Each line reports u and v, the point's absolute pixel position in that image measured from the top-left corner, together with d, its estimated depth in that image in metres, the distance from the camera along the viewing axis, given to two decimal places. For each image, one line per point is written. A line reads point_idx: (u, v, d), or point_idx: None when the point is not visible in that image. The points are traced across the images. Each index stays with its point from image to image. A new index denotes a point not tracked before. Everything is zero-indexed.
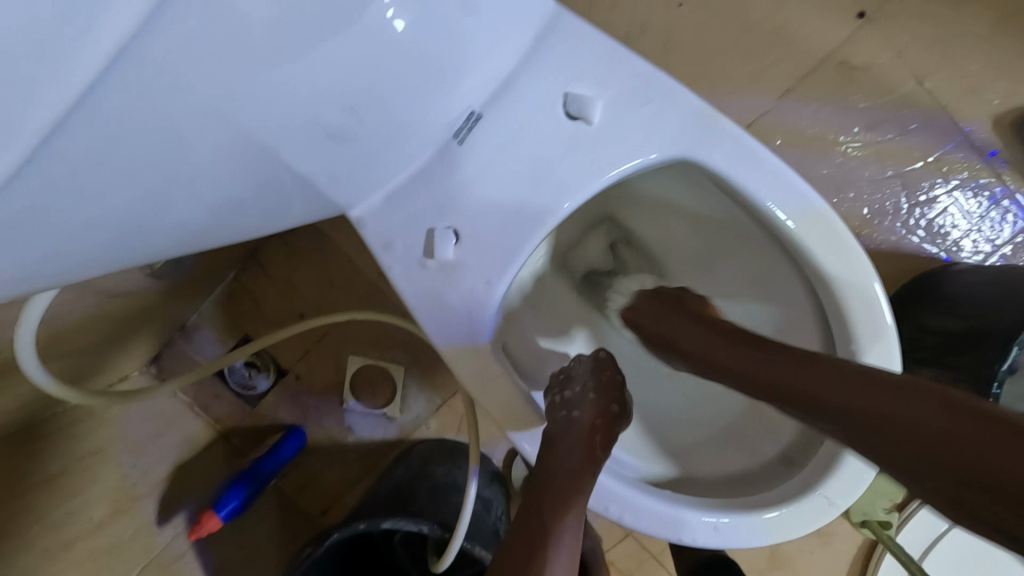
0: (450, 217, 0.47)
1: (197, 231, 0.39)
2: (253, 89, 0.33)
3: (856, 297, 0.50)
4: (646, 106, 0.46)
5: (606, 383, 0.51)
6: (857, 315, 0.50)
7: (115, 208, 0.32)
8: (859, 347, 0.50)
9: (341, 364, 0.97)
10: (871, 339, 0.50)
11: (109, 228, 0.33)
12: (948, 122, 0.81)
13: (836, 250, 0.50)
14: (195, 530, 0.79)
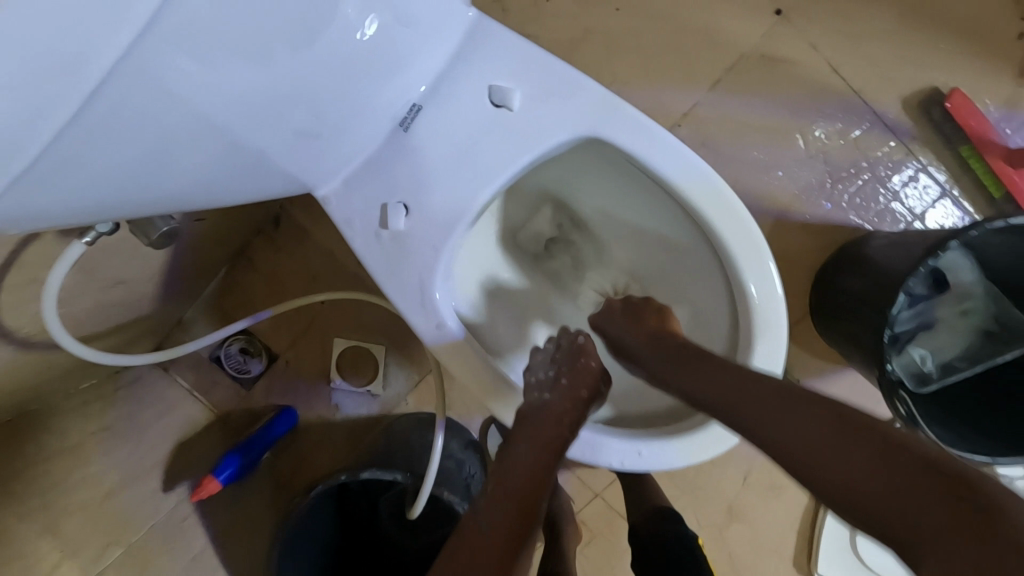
0: (400, 193, 0.56)
1: (191, 200, 0.47)
2: (235, 97, 0.41)
3: (747, 249, 0.59)
4: (558, 94, 0.55)
5: (578, 368, 0.59)
6: (747, 264, 0.59)
7: (123, 179, 0.39)
8: (750, 291, 0.59)
9: (326, 347, 1.05)
10: (760, 283, 0.58)
11: (128, 196, 0.41)
12: (861, 104, 0.91)
13: (726, 210, 0.59)
14: (196, 492, 0.87)
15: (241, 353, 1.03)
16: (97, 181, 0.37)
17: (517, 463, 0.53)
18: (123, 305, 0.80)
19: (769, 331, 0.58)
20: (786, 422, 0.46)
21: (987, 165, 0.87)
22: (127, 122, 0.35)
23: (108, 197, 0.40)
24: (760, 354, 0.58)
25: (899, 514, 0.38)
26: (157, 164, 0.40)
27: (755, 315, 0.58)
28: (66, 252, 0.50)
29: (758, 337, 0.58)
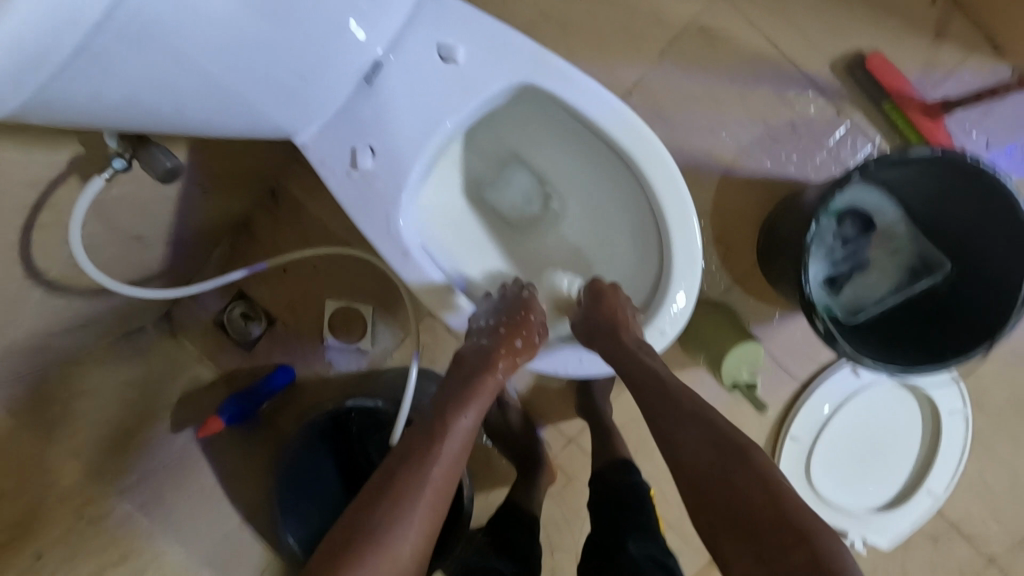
0: (366, 138, 0.66)
1: (184, 128, 0.57)
2: (215, 48, 0.49)
3: (665, 176, 0.67)
4: (497, 51, 0.65)
5: (514, 321, 0.70)
6: (663, 187, 0.68)
7: (123, 104, 0.48)
8: (665, 211, 0.68)
9: (320, 309, 1.15)
10: (675, 204, 0.68)
11: (128, 118, 0.51)
12: (792, 69, 1.00)
13: (643, 143, 0.67)
14: (202, 430, 0.97)
15: (242, 317, 1.13)
16: (100, 102, 0.47)
17: (455, 406, 0.66)
18: (141, 265, 0.91)
19: (685, 253, 0.68)
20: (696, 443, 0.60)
21: (907, 119, 0.96)
22: (123, 60, 0.44)
23: (111, 116, 0.49)
24: (678, 270, 0.68)
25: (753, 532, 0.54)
26: (149, 96, 0.49)
27: (673, 240, 0.68)
28: (88, 187, 0.60)
29: (675, 248, 0.68)
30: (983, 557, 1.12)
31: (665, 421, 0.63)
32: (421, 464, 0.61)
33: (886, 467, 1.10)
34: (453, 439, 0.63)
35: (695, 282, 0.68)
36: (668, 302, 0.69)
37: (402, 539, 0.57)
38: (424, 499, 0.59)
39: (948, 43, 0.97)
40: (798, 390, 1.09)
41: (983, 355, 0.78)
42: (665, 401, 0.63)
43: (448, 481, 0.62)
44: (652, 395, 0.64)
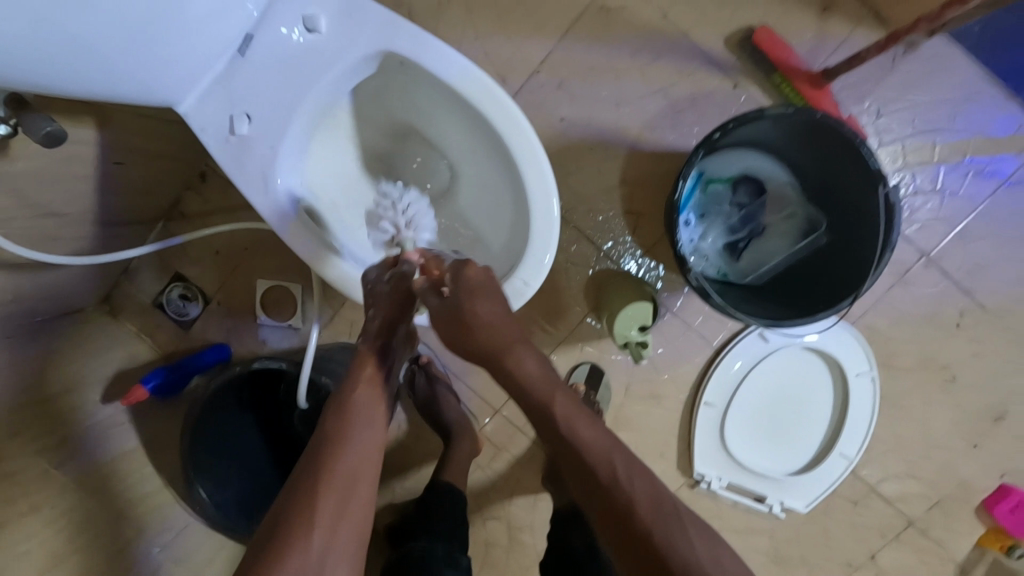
0: (243, 106, 0.71)
1: (71, 92, 0.60)
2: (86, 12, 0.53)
3: (518, 134, 0.73)
4: (361, 23, 0.71)
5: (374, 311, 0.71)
6: (517, 144, 0.73)
7: (16, 67, 0.52)
8: (523, 168, 0.73)
9: (253, 289, 1.21)
10: (530, 161, 0.73)
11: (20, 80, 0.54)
12: (689, 44, 1.05)
13: (495, 103, 0.73)
14: (126, 398, 1.01)
15: (181, 298, 1.20)
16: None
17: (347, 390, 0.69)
18: (69, 242, 0.96)
19: (542, 209, 0.74)
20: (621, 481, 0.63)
21: (795, 88, 1.01)
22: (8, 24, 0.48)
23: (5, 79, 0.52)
24: (537, 231, 0.74)
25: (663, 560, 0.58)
26: (34, 59, 0.52)
27: (531, 197, 0.74)
28: None
29: (533, 203, 0.74)
30: (903, 519, 1.14)
31: (580, 461, 0.64)
32: (322, 455, 0.62)
33: (800, 431, 1.13)
34: (358, 426, 0.65)
35: (553, 234, 0.74)
36: (530, 255, 0.74)
37: (308, 532, 0.57)
38: (328, 484, 0.60)
39: (835, 15, 1.02)
40: (710, 356, 1.12)
41: (848, 309, 0.81)
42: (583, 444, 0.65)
43: (357, 466, 0.63)
44: (591, 480, 0.64)
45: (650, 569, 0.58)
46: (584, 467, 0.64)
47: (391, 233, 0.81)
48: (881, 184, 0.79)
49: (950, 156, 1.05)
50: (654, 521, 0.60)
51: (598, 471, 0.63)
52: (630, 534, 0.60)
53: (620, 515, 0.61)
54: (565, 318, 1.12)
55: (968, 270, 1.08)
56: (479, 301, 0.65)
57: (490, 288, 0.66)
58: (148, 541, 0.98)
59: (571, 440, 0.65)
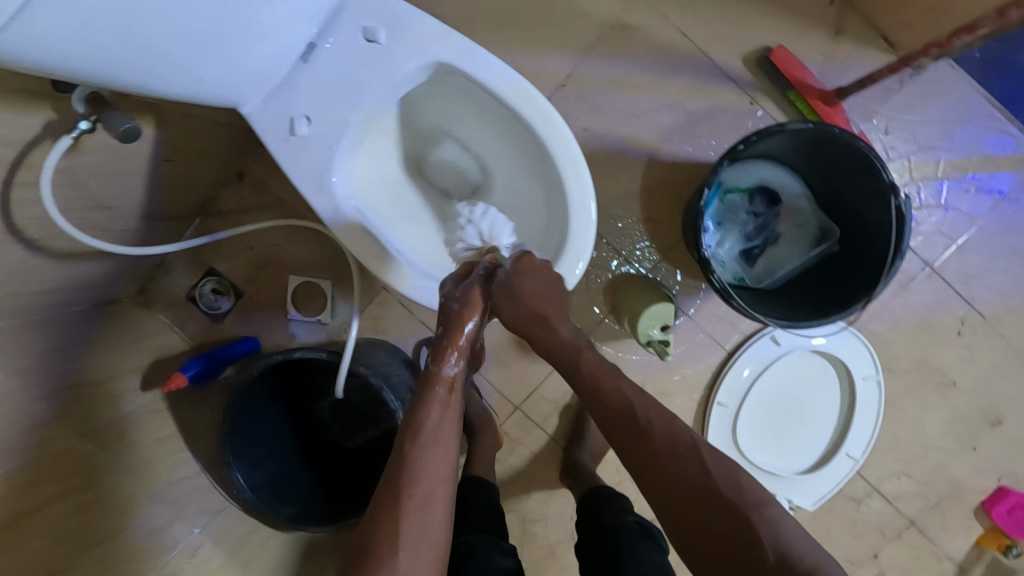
0: (302, 108, 0.77)
1: (149, 90, 0.66)
2: (167, 18, 0.58)
3: (556, 137, 0.78)
4: (414, 34, 0.76)
5: (445, 327, 0.76)
6: (554, 147, 0.78)
7: (100, 63, 0.57)
8: (561, 171, 0.79)
9: (284, 284, 1.25)
10: (568, 163, 0.79)
11: (103, 76, 0.59)
12: (707, 62, 1.11)
13: (534, 107, 0.78)
14: (167, 385, 1.05)
15: (213, 292, 1.24)
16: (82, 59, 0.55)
17: (421, 407, 0.73)
18: (115, 233, 1.00)
19: (580, 214, 0.79)
20: (643, 422, 0.73)
21: (809, 105, 1.06)
22: (98, 23, 0.53)
23: (92, 73, 0.58)
24: (574, 235, 0.79)
25: (681, 491, 0.69)
26: (119, 57, 0.58)
27: (570, 201, 0.79)
28: (58, 145, 0.70)
29: (571, 203, 0.79)
30: (904, 518, 1.19)
31: (606, 407, 0.75)
32: (395, 475, 0.68)
33: (807, 431, 1.18)
34: (428, 447, 0.70)
35: (590, 232, 0.79)
36: (568, 250, 0.79)
37: (393, 554, 0.63)
38: (404, 506, 0.66)
39: (846, 39, 1.08)
40: (724, 356, 1.17)
41: (861, 311, 0.86)
42: (605, 390, 0.76)
43: (430, 485, 0.68)
44: (617, 420, 0.74)
45: (675, 490, 0.69)
46: (611, 412, 0.75)
47: (479, 245, 0.86)
48: (893, 196, 0.85)
49: (952, 173, 1.12)
50: (674, 450, 0.71)
51: (623, 415, 0.74)
52: (656, 463, 0.71)
53: (645, 448, 0.72)
54: (585, 318, 1.17)
55: (967, 280, 1.14)
56: (531, 275, 0.76)
57: (543, 267, 0.77)
58: (188, 523, 1.01)
59: (596, 391, 0.76)
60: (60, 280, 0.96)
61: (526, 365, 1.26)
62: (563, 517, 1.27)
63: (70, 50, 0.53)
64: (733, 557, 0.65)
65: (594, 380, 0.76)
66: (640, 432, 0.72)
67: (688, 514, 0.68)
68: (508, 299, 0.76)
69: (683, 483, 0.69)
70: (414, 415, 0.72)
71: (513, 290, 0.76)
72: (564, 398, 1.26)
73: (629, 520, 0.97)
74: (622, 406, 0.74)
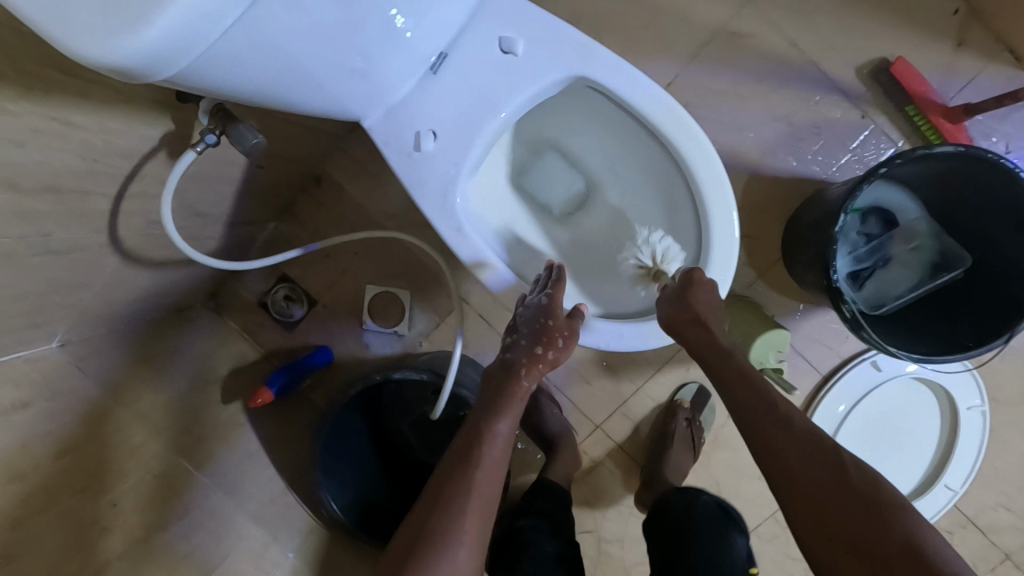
0: (428, 123, 0.73)
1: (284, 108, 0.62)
2: (321, 34, 0.54)
3: (700, 158, 0.74)
4: (550, 44, 0.72)
5: (532, 335, 0.77)
6: (699, 167, 0.74)
7: (251, 84, 0.54)
8: (705, 195, 0.75)
9: (360, 293, 1.21)
10: (713, 186, 0.74)
11: (246, 97, 0.56)
12: (818, 73, 1.05)
13: (680, 126, 0.74)
14: (256, 401, 1.01)
15: (285, 300, 1.20)
16: (234, 81, 0.52)
17: (494, 410, 0.75)
18: (201, 241, 0.97)
19: (722, 241, 0.75)
20: (773, 413, 0.68)
21: (930, 123, 1.01)
22: (260, 44, 0.50)
23: (240, 93, 0.54)
24: (715, 262, 0.75)
25: (808, 482, 0.63)
26: (261, 78, 0.54)
27: (713, 224, 0.75)
28: (181, 160, 0.67)
29: (714, 228, 0.75)
30: (999, 551, 1.15)
31: (737, 396, 0.71)
32: (471, 464, 0.70)
33: (902, 458, 1.13)
34: (491, 456, 0.71)
35: (733, 260, 0.75)
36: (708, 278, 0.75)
37: (449, 548, 0.64)
38: (475, 503, 0.68)
39: (968, 51, 1.03)
40: (820, 380, 1.12)
41: (1003, 345, 0.82)
42: (739, 380, 0.71)
43: (494, 488, 0.70)
44: (748, 409, 0.70)
45: (801, 483, 0.63)
46: (742, 400, 0.70)
47: (650, 266, 0.80)
48: None
49: None
50: (808, 443, 0.65)
51: (761, 408, 0.69)
52: (784, 455, 0.65)
53: (775, 440, 0.67)
54: None
55: None
56: (700, 292, 0.72)
57: (712, 287, 0.73)
58: (283, 547, 0.99)
59: (727, 381, 0.72)
60: (148, 290, 0.93)
61: (607, 382, 1.22)
62: (639, 539, 1.23)
63: (227, 73, 0.50)
64: (866, 559, 0.58)
65: (727, 374, 0.72)
66: (770, 421, 0.68)
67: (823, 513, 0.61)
68: (675, 311, 0.73)
69: (812, 475, 0.63)
70: (485, 419, 0.74)
71: (679, 302, 0.73)
72: (646, 418, 1.22)
73: (707, 502, 0.94)
74: (752, 396, 0.70)
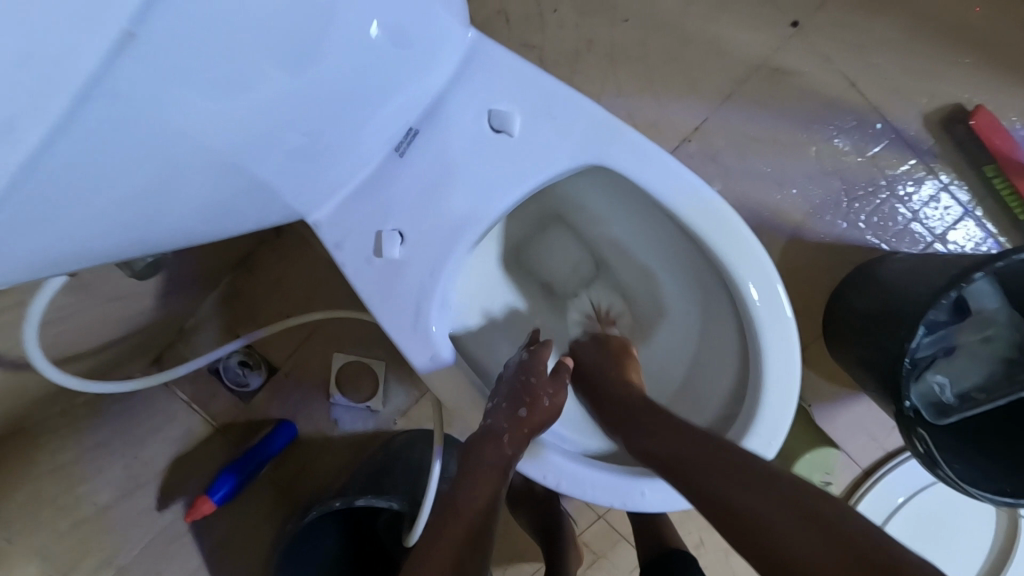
0: (395, 221, 0.56)
1: (189, 224, 0.45)
2: (215, 127, 0.38)
3: (746, 258, 0.57)
4: (554, 119, 0.55)
5: (514, 391, 0.59)
6: (744, 268, 0.57)
7: (113, 209, 0.37)
8: (752, 305, 0.58)
9: (327, 361, 1.03)
10: (766, 299, 0.58)
11: (110, 229, 0.38)
12: (880, 120, 0.87)
13: (722, 228, 0.57)
14: (190, 513, 0.88)
15: (239, 366, 1.01)
16: (79, 214, 0.34)
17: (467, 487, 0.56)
18: (120, 322, 0.78)
19: (782, 371, 0.58)
20: (703, 452, 0.52)
21: (1011, 188, 0.84)
22: (104, 161, 0.32)
23: (97, 224, 0.37)
24: (770, 404, 0.57)
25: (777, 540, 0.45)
26: (128, 200, 0.37)
27: (765, 346, 0.57)
28: (49, 280, 0.49)
29: (767, 352, 0.58)
30: None
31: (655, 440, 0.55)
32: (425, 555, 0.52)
33: (955, 562, 0.97)
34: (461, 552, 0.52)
35: (794, 407, 0.57)
36: (765, 414, 0.57)
37: None
38: None
39: None
40: (864, 472, 0.97)
41: None
42: (656, 423, 0.56)
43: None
44: (669, 457, 0.53)
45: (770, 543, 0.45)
46: (659, 448, 0.54)
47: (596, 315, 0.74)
48: None
49: None
50: (759, 482, 0.48)
51: (667, 432, 0.55)
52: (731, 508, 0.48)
53: (713, 492, 0.49)
54: None
55: None
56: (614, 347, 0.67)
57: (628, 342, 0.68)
58: None
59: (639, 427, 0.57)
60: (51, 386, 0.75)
61: None
62: None
63: (58, 211, 0.32)
64: None
65: (646, 417, 0.57)
66: (702, 468, 0.51)
67: (796, 557, 0.43)
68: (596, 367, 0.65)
69: (777, 525, 0.45)
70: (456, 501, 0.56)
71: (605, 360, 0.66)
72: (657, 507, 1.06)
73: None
74: (677, 440, 0.54)
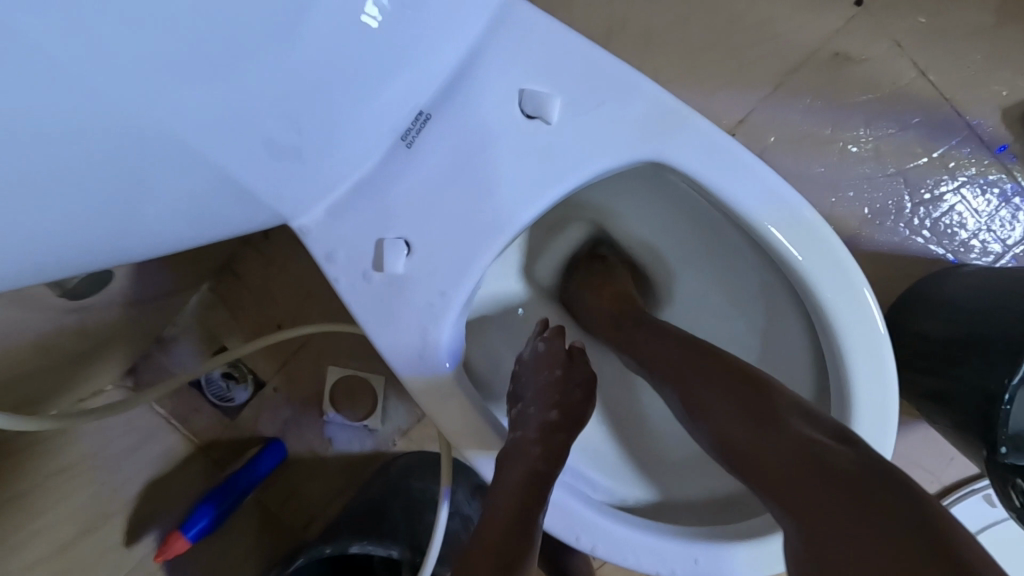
0: (399, 227, 0.46)
1: (126, 223, 0.35)
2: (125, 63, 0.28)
3: (833, 269, 0.48)
4: (602, 105, 0.45)
5: (543, 390, 0.51)
6: (828, 280, 0.48)
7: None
8: (836, 325, 0.48)
9: (320, 375, 0.93)
10: (856, 319, 0.48)
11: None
12: (951, 114, 0.77)
13: (803, 236, 0.47)
14: (161, 552, 0.78)
15: (223, 378, 0.90)
16: None
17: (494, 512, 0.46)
18: (84, 332, 0.68)
19: (874, 408, 0.48)
20: (691, 367, 0.50)
21: None
22: None
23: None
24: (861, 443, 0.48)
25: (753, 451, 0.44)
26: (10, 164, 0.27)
27: (854, 371, 0.48)
28: None
29: (855, 380, 0.48)
30: None
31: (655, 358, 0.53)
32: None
33: None
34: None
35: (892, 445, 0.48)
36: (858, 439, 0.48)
37: None
38: None
39: None
40: None
41: None
42: (654, 342, 0.54)
43: None
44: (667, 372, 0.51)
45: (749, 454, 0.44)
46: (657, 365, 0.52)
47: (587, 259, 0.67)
48: None
49: None
50: (745, 396, 0.46)
51: (663, 348, 0.53)
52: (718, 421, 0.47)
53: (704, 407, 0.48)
54: None
55: None
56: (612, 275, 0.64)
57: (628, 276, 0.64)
58: None
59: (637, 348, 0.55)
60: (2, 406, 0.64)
61: None
62: None
63: None
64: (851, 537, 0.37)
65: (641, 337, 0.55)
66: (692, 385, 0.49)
67: (765, 465, 0.43)
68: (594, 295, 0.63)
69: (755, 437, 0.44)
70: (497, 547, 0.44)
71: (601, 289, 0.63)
72: None
73: None
74: (670, 357, 0.52)
